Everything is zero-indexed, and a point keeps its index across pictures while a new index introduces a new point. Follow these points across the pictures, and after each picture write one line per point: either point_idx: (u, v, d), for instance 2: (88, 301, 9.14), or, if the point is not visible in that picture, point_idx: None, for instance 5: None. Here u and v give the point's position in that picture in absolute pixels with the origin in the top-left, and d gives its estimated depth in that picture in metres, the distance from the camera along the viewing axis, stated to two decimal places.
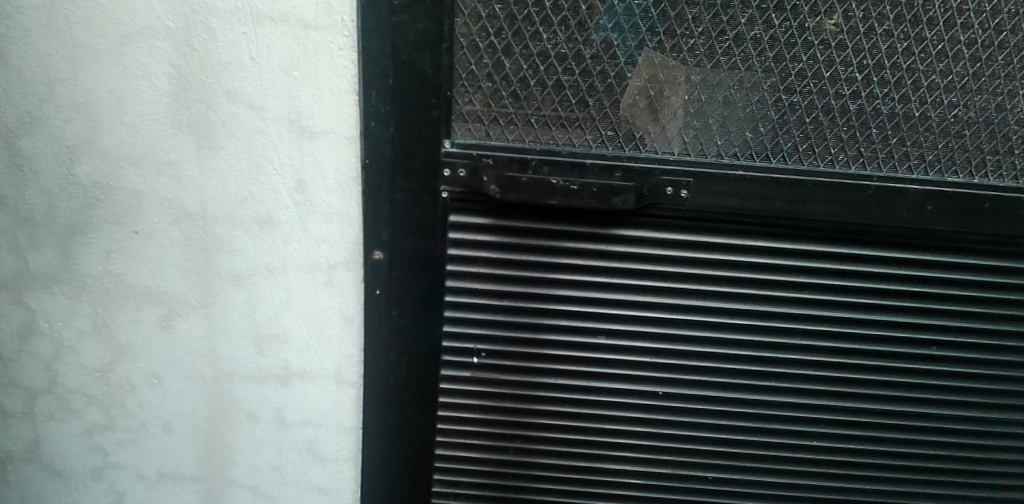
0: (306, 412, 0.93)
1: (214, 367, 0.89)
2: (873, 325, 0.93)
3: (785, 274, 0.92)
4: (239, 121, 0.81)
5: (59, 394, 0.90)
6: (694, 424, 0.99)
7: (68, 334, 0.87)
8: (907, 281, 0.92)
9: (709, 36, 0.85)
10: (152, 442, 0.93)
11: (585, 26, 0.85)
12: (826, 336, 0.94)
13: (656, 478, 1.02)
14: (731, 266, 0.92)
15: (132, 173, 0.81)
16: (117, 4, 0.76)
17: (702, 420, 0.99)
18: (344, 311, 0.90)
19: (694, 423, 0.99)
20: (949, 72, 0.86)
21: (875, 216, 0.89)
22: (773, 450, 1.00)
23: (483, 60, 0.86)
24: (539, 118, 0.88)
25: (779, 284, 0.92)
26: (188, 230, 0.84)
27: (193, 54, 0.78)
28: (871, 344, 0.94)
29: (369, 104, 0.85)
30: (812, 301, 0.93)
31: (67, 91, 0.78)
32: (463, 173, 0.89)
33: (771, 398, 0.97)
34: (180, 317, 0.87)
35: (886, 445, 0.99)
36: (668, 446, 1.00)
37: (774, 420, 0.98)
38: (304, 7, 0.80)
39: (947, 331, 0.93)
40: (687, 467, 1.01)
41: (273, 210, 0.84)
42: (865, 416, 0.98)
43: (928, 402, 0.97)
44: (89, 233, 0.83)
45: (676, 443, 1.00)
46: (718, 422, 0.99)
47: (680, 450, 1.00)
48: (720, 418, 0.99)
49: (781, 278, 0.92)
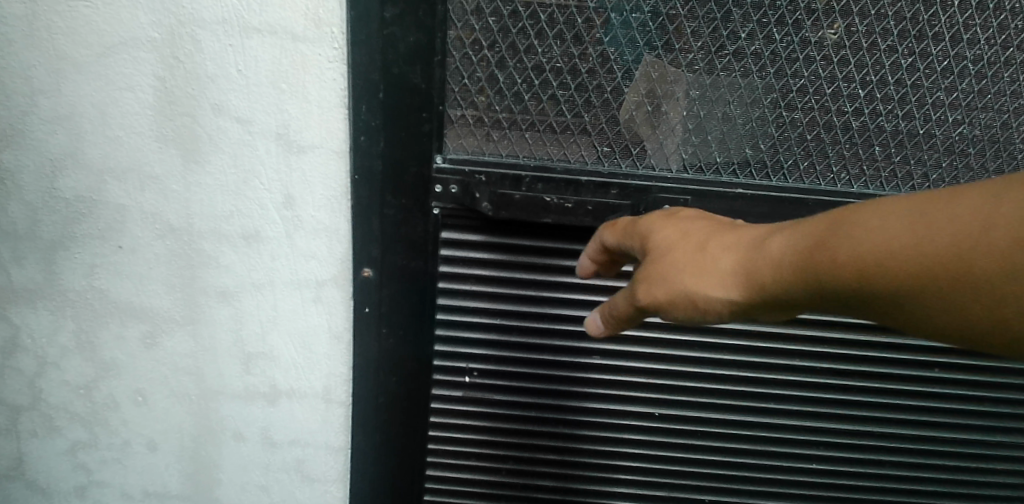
0: (294, 432, 1.02)
1: (201, 385, 0.99)
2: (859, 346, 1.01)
3: None
4: (225, 134, 0.84)
5: (43, 410, 1.02)
6: (683, 436, 1.07)
7: (52, 350, 0.98)
8: None
9: (709, 51, 0.87)
10: (137, 460, 1.06)
11: (581, 40, 0.86)
12: (814, 356, 1.01)
13: (644, 485, 1.11)
14: None
15: (116, 187, 0.87)
16: (99, 17, 0.79)
17: (691, 432, 1.06)
18: (332, 329, 0.95)
19: (683, 435, 1.07)
20: (957, 88, 0.88)
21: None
22: (754, 457, 1.09)
23: (476, 73, 0.87)
24: (534, 133, 0.90)
25: None
26: (172, 245, 0.90)
27: (179, 66, 0.81)
28: (854, 365, 1.02)
29: (359, 119, 0.85)
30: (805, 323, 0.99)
31: (49, 103, 0.83)
32: (455, 189, 0.90)
33: (757, 414, 1.05)
34: (165, 334, 0.96)
35: (858, 455, 1.09)
36: (657, 457, 1.08)
37: (756, 434, 1.06)
38: (291, 19, 0.79)
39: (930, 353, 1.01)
40: (673, 475, 1.10)
41: (261, 226, 0.89)
42: (840, 434, 1.07)
43: (900, 420, 1.06)
44: (74, 247, 0.91)
45: (663, 453, 1.08)
46: (705, 433, 1.06)
47: (667, 460, 1.09)
48: (709, 431, 1.06)
49: None
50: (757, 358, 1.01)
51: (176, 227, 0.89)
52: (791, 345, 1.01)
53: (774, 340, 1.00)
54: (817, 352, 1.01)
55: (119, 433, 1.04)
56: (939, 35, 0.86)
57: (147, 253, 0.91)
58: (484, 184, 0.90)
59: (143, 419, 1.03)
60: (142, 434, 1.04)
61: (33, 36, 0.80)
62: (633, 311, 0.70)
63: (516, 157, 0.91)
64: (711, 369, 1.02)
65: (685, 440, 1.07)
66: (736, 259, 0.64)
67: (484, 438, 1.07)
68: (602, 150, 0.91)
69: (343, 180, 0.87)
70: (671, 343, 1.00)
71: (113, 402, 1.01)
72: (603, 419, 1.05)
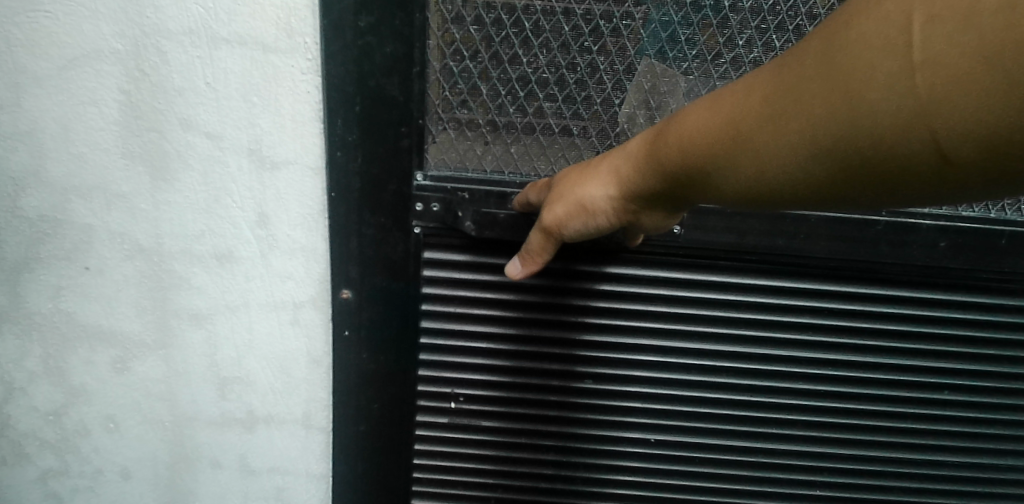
0: (273, 460, 0.98)
1: (175, 411, 0.95)
2: (865, 369, 0.96)
3: (783, 316, 0.93)
4: (194, 150, 0.80)
5: (12, 438, 0.97)
6: (681, 465, 1.01)
7: (19, 376, 0.93)
8: (905, 322, 0.93)
9: (704, 60, 0.83)
10: (110, 489, 1.01)
11: (569, 49, 0.83)
12: (819, 381, 0.96)
13: None
14: (727, 307, 0.92)
15: (81, 207, 0.82)
16: (60, 28, 0.75)
17: (690, 462, 1.01)
18: (311, 353, 0.91)
19: (682, 464, 1.01)
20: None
21: (886, 255, 0.88)
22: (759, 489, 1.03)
23: (457, 85, 0.84)
24: (520, 148, 0.87)
25: (774, 330, 0.93)
26: (141, 266, 0.86)
27: (145, 79, 0.77)
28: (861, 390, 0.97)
29: (334, 135, 0.82)
30: (806, 345, 0.94)
31: (10, 119, 0.78)
32: (436, 207, 0.86)
33: (759, 442, 1.00)
34: (135, 359, 0.92)
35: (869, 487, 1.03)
36: (655, 488, 1.03)
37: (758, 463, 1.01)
38: (263, 29, 0.75)
39: (940, 375, 0.96)
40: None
41: (234, 245, 0.84)
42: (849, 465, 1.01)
43: (912, 448, 1.00)
44: (38, 269, 0.86)
45: (662, 484, 1.02)
46: (705, 462, 1.01)
47: (665, 490, 1.03)
48: (709, 459, 1.01)
49: (776, 320, 0.93)
50: (761, 383, 0.96)
51: (145, 247, 0.85)
52: (794, 368, 0.95)
53: (776, 363, 0.95)
54: (821, 376, 0.96)
55: (91, 461, 0.99)
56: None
57: (115, 274, 0.86)
58: (468, 202, 0.86)
59: (115, 447, 0.98)
60: (115, 462, 0.99)
61: None
62: (539, 246, 0.73)
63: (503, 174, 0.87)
64: (710, 395, 0.97)
65: (683, 469, 1.01)
66: (604, 162, 0.67)
67: (474, 468, 1.02)
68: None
69: (319, 198, 0.83)
70: (669, 367, 0.95)
71: (83, 428, 0.97)
72: (601, 449, 1.00)
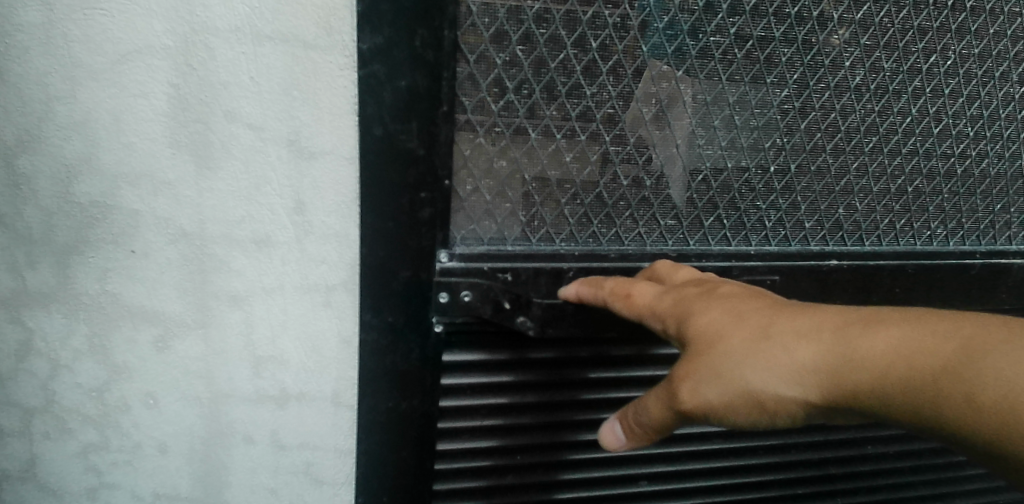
0: (302, 436, 1.03)
1: (212, 388, 1.00)
2: None
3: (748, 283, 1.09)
4: (237, 140, 0.85)
5: (55, 413, 1.01)
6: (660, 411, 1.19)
7: (64, 353, 0.97)
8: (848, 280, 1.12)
9: (765, 75, 1.02)
10: (146, 463, 1.06)
11: (620, 66, 0.98)
12: None
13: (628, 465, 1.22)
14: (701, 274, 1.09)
15: (129, 193, 0.88)
16: (118, 24, 0.81)
17: None
18: (342, 334, 0.97)
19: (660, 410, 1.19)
20: (929, 126, 1.10)
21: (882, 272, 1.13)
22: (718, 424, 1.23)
23: (489, 116, 0.96)
24: (572, 208, 1.02)
25: None
26: (185, 250, 0.91)
27: (193, 73, 0.82)
28: None
29: (372, 128, 0.88)
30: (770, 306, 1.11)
31: (66, 109, 0.84)
32: (469, 297, 1.00)
33: None
34: (175, 338, 0.97)
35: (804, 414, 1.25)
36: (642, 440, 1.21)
37: None
38: (304, 27, 0.82)
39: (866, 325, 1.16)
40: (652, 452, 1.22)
41: (271, 230, 0.90)
42: None
43: None
44: (86, 251, 0.91)
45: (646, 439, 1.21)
46: None
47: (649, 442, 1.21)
48: None
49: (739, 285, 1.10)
50: None
51: (188, 231, 0.90)
52: None
53: None
54: None
55: (130, 436, 1.04)
56: (929, 78, 1.07)
57: (159, 257, 0.92)
58: (512, 285, 1.01)
59: (154, 422, 1.03)
60: (153, 437, 1.04)
61: (50, 43, 0.81)
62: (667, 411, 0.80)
63: (550, 243, 1.03)
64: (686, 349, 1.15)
65: None
66: (803, 359, 0.74)
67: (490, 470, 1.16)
68: (643, 201, 1.04)
69: (352, 186, 0.89)
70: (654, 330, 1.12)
71: (124, 404, 1.01)
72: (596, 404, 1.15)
